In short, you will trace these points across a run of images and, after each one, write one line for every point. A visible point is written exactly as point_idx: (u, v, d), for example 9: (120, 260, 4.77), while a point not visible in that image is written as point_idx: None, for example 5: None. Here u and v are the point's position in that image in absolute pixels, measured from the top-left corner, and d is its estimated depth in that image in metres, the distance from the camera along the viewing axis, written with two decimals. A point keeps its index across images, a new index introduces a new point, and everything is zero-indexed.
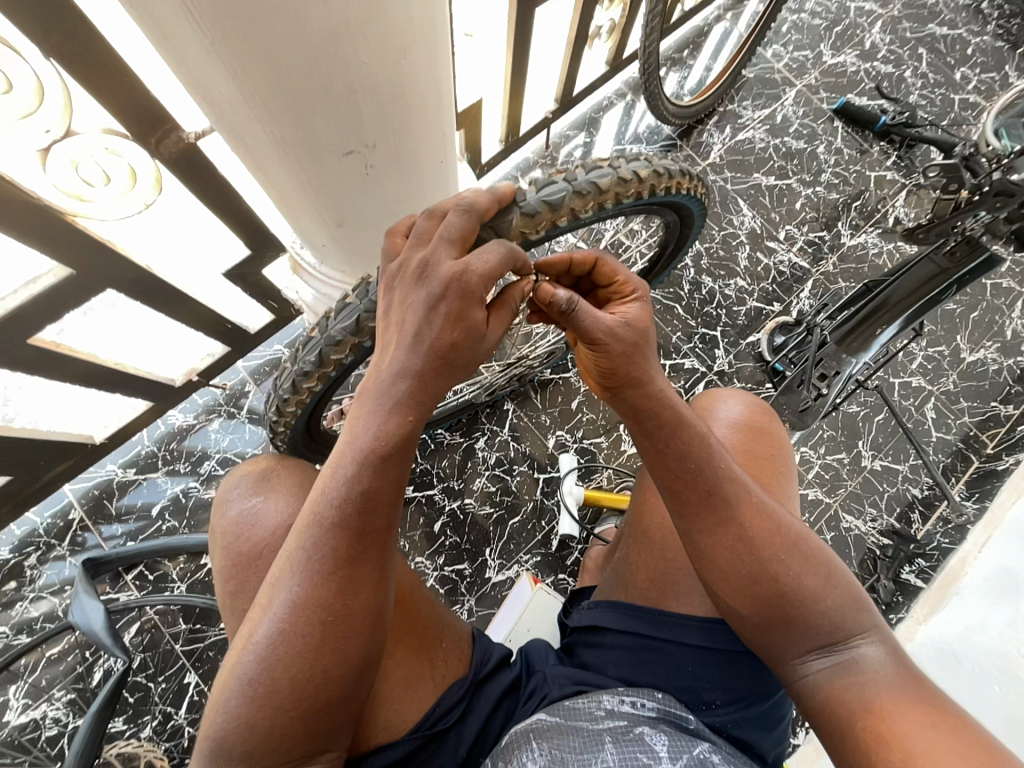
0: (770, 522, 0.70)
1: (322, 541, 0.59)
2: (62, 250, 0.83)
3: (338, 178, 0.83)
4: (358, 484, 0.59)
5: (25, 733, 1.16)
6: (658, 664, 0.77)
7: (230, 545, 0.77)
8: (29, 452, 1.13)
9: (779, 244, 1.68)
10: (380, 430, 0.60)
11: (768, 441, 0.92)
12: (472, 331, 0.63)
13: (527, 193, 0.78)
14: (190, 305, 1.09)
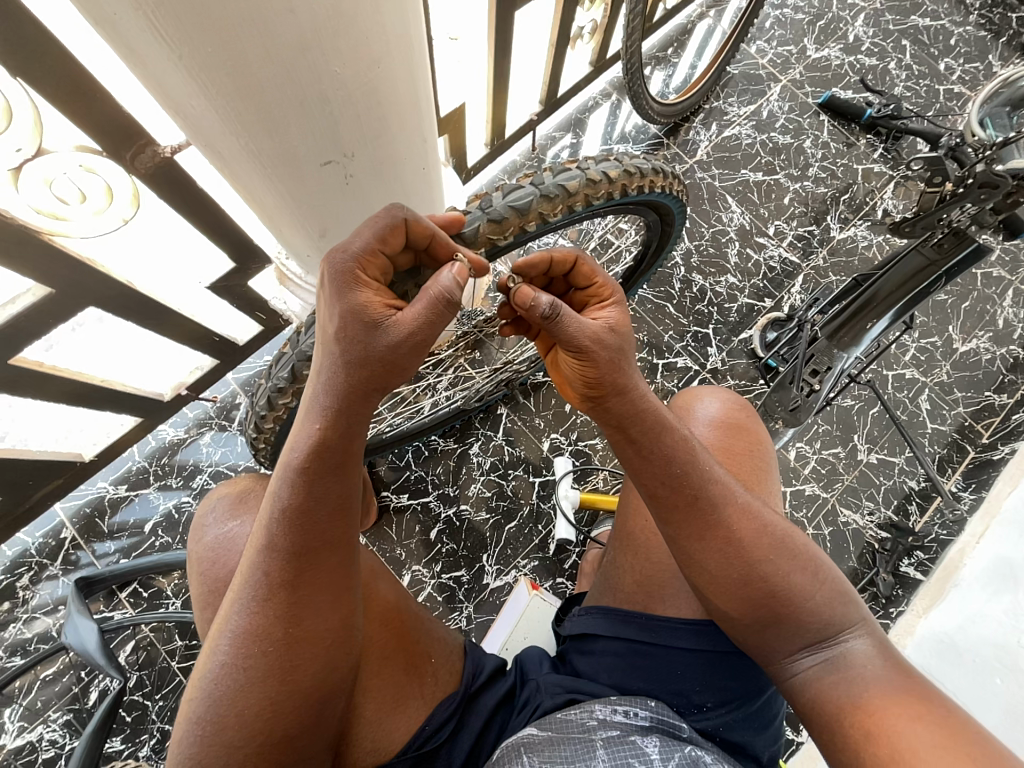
0: (756, 524, 0.70)
1: (259, 566, 0.60)
2: (41, 269, 0.82)
3: (319, 189, 0.82)
4: (282, 505, 0.60)
5: (21, 757, 1.15)
6: (647, 668, 0.77)
7: (207, 570, 0.76)
8: (15, 474, 1.12)
9: (769, 239, 1.68)
10: (300, 446, 0.60)
11: (748, 438, 0.91)
12: (360, 312, 0.60)
13: (493, 200, 0.79)
14: (174, 319, 1.08)
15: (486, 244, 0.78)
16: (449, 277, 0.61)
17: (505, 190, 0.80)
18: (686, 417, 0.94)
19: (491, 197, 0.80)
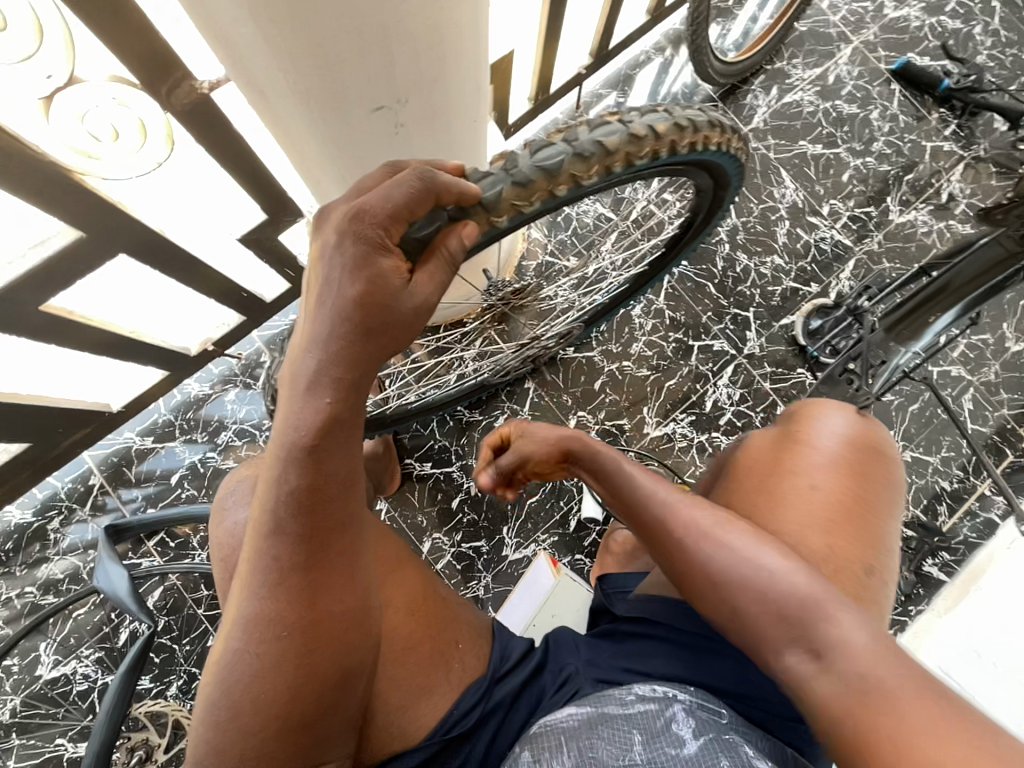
0: (688, 515, 0.71)
1: (268, 550, 0.59)
2: (68, 209, 0.77)
3: (366, 138, 0.76)
4: (289, 491, 0.57)
5: (56, 688, 1.21)
6: (688, 655, 0.76)
7: (229, 553, 0.75)
8: (44, 421, 1.10)
9: (821, 219, 1.58)
10: (300, 420, 0.57)
11: (877, 463, 0.99)
12: (383, 278, 0.55)
13: (519, 157, 0.66)
14: (202, 272, 1.03)
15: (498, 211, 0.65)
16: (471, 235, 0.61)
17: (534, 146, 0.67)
18: (816, 425, 1.01)
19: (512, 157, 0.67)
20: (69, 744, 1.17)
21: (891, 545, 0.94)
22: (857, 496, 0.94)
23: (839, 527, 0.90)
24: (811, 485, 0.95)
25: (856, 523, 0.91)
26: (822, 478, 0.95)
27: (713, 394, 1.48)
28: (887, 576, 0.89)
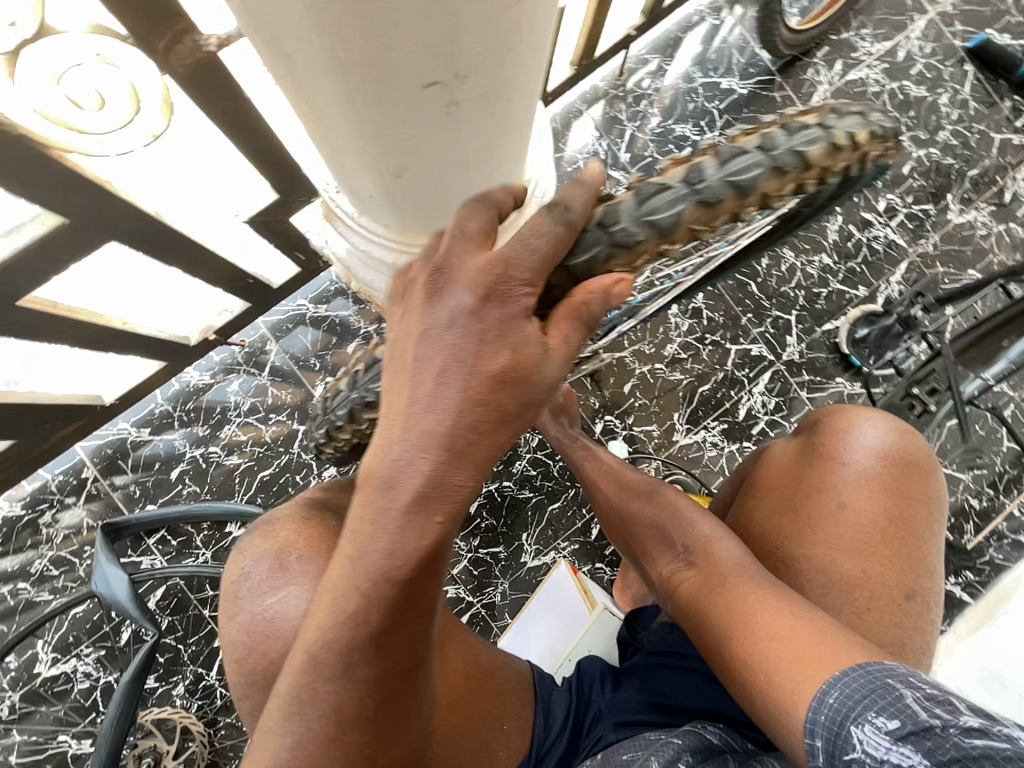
0: (672, 498, 0.96)
1: (330, 687, 0.48)
2: (48, 189, 0.69)
3: (412, 120, 0.64)
4: (364, 635, 0.47)
5: (56, 686, 1.16)
6: (709, 686, 0.79)
7: (248, 650, 0.63)
8: (34, 416, 1.03)
9: (876, 216, 1.46)
10: (395, 542, 0.46)
11: (919, 480, 0.90)
12: (521, 349, 0.49)
13: (621, 207, 0.55)
14: (205, 259, 0.94)
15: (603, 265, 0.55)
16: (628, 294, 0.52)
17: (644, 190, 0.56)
18: (850, 437, 0.92)
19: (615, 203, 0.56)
20: (71, 742, 1.13)
21: (931, 567, 0.87)
22: (894, 515, 0.87)
23: (868, 550, 0.85)
24: (844, 506, 0.87)
25: (889, 544, 0.86)
26: (855, 499, 0.88)
27: (748, 402, 1.39)
28: (917, 598, 0.84)
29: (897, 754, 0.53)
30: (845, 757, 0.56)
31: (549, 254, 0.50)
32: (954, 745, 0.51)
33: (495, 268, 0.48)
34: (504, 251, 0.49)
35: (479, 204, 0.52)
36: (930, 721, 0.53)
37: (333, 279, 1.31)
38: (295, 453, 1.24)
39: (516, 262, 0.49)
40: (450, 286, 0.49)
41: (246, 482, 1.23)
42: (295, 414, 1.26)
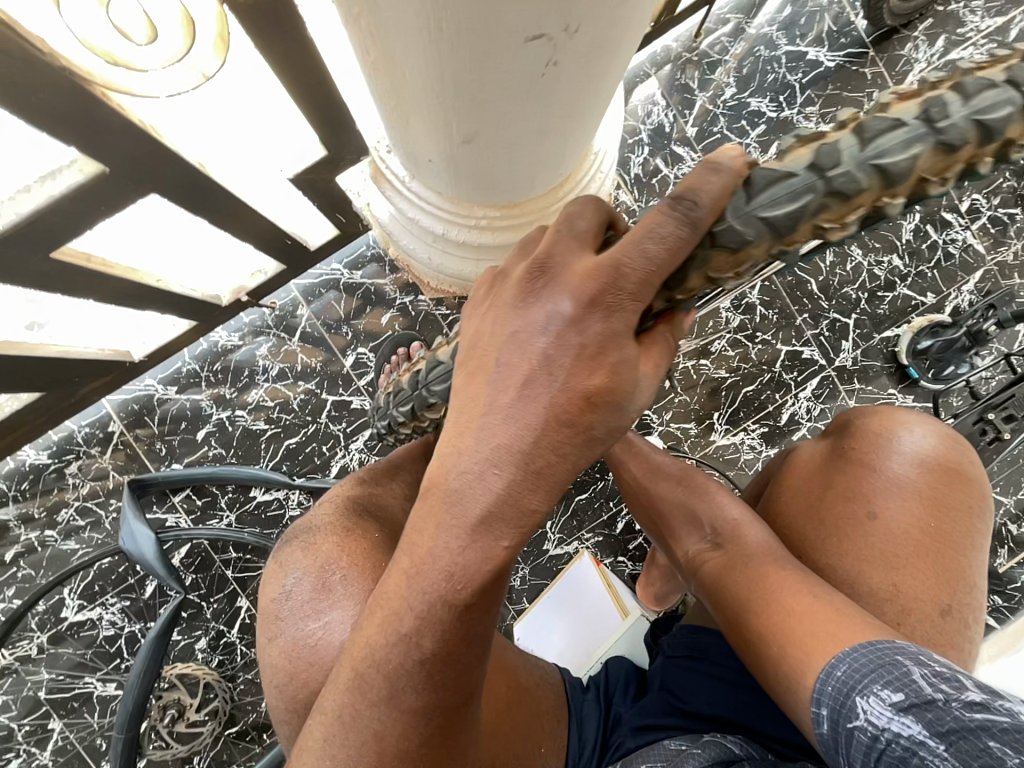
0: (700, 483, 0.82)
1: (384, 698, 0.48)
2: (89, 136, 0.64)
3: (502, 78, 0.56)
4: (415, 659, 0.47)
5: (83, 631, 1.18)
6: (732, 695, 0.71)
7: (302, 653, 0.66)
8: (62, 370, 1.01)
9: (957, 217, 1.34)
10: (457, 556, 0.45)
11: (965, 487, 0.72)
12: (621, 366, 0.46)
13: (834, 149, 0.40)
14: (244, 216, 0.90)
15: (739, 272, 0.44)
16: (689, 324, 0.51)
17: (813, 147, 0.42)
18: (889, 440, 0.74)
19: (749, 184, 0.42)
20: (97, 683, 1.16)
21: (975, 585, 0.69)
22: (942, 534, 0.69)
23: (898, 562, 0.68)
24: (874, 517, 0.71)
25: (926, 560, 0.68)
26: (890, 508, 0.71)
27: (792, 406, 1.31)
28: (956, 615, 0.67)
29: (898, 724, 0.49)
30: (845, 725, 0.51)
31: (668, 260, 0.42)
32: (954, 717, 0.47)
33: (603, 272, 0.44)
34: (611, 252, 0.43)
35: (586, 201, 0.49)
36: (932, 693, 0.49)
37: (370, 244, 1.24)
38: (322, 423, 1.21)
39: (625, 265, 0.43)
40: (549, 292, 0.46)
41: (272, 449, 1.21)
42: (323, 384, 1.22)
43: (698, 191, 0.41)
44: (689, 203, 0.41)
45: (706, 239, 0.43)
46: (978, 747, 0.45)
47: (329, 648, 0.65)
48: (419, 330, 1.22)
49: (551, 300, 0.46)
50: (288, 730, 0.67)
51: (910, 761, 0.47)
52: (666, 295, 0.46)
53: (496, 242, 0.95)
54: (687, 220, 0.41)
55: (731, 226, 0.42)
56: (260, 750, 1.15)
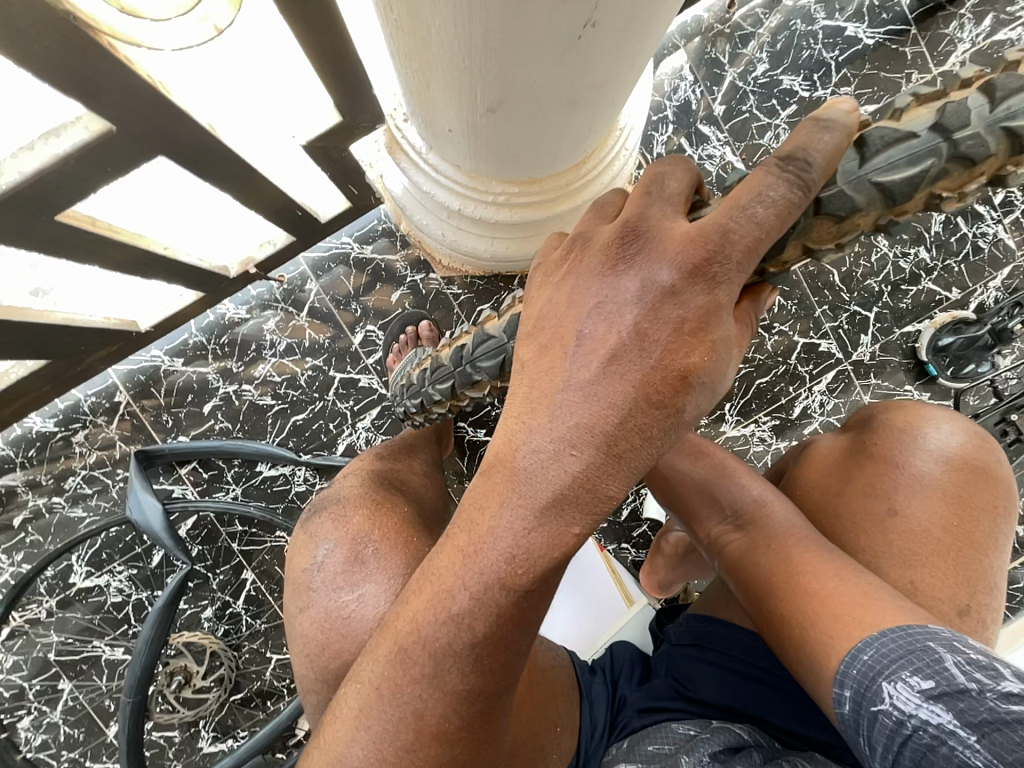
0: (723, 465, 0.80)
1: (430, 673, 0.47)
2: (93, 92, 0.61)
3: (535, 43, 0.53)
4: (465, 640, 0.46)
5: (91, 597, 1.19)
6: (741, 685, 0.71)
7: (325, 630, 0.66)
8: (69, 338, 0.99)
9: (989, 210, 1.29)
10: (520, 538, 0.44)
11: (990, 488, 0.70)
12: (714, 344, 0.43)
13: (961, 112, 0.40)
14: (254, 184, 0.87)
15: (840, 242, 0.46)
16: (769, 303, 0.51)
17: (863, 145, 0.43)
18: (914, 437, 0.73)
19: (858, 149, 0.43)
20: (105, 648, 1.18)
21: (994, 585, 0.68)
22: (966, 534, 0.68)
23: (917, 560, 0.67)
24: (894, 514, 0.69)
25: (948, 559, 0.66)
26: (911, 506, 0.69)
27: (805, 400, 1.29)
28: (974, 614, 0.65)
29: (926, 712, 0.48)
30: (869, 708, 0.50)
31: (776, 225, 0.41)
32: (989, 709, 0.46)
33: (709, 238, 0.41)
34: (716, 216, 0.41)
35: (680, 162, 0.46)
36: (966, 683, 0.47)
37: (381, 218, 1.20)
38: (329, 400, 1.20)
39: (732, 230, 0.41)
40: (645, 261, 0.44)
41: (279, 425, 1.20)
42: (331, 360, 1.20)
43: (808, 149, 0.41)
44: (801, 163, 0.40)
45: (811, 206, 0.44)
46: (1014, 740, 0.43)
47: (354, 625, 0.65)
48: (429, 308, 1.20)
49: (645, 270, 0.44)
50: (312, 701, 0.67)
51: (937, 749, 0.46)
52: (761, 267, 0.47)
53: (514, 218, 0.92)
54: (799, 182, 0.40)
55: (839, 192, 0.43)
56: (264, 717, 1.17)
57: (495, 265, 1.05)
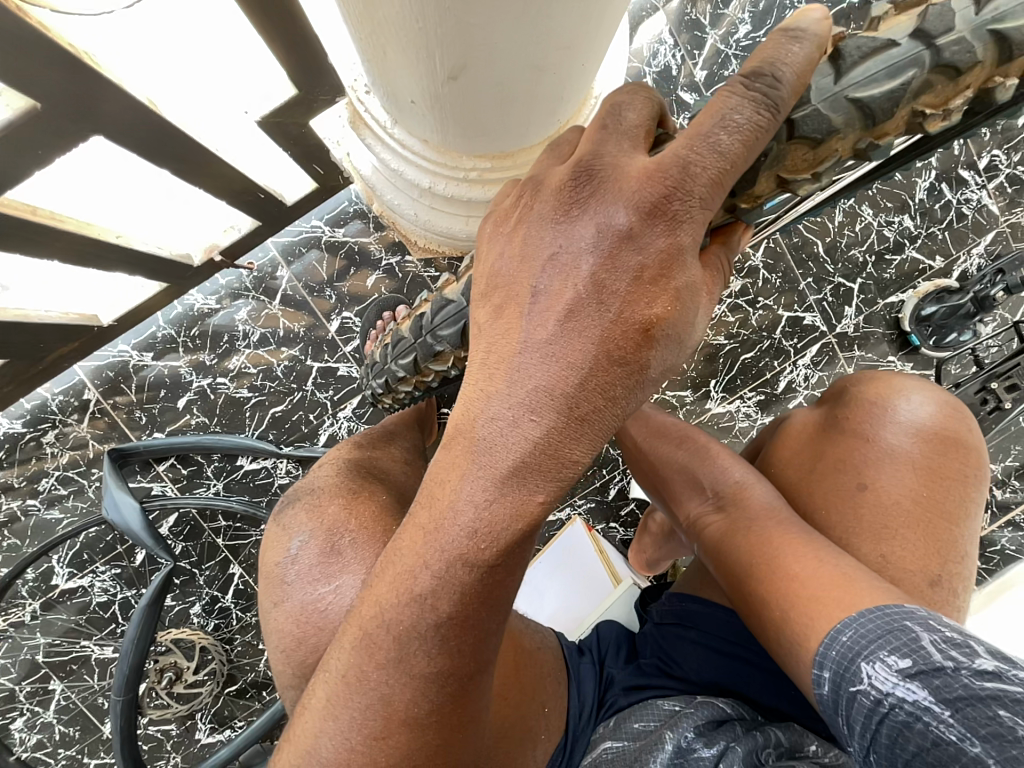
0: (700, 448, 0.80)
1: (398, 654, 0.46)
2: (14, 65, 0.56)
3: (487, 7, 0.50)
4: (429, 622, 0.45)
5: (74, 598, 1.17)
6: (724, 661, 0.72)
7: (303, 626, 0.65)
8: (26, 336, 0.95)
9: (974, 175, 1.27)
10: (482, 512, 0.43)
11: (962, 458, 0.70)
12: (678, 295, 0.41)
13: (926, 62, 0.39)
14: (208, 165, 0.82)
15: (817, 171, 0.43)
16: (743, 241, 0.48)
17: (836, 59, 0.40)
18: (886, 411, 0.72)
19: (834, 64, 0.40)
20: (94, 647, 1.17)
21: (964, 554, 0.68)
22: (937, 507, 0.68)
23: (887, 534, 0.67)
24: (865, 489, 0.69)
25: (917, 531, 0.67)
26: (882, 480, 0.69)
27: (790, 374, 1.29)
28: (945, 583, 0.66)
29: (903, 690, 0.47)
30: (848, 689, 0.50)
31: (741, 155, 0.38)
32: (963, 685, 0.46)
33: (668, 173, 0.38)
34: (676, 148, 0.38)
35: (640, 91, 0.43)
36: (942, 661, 0.47)
37: (352, 199, 1.15)
38: (308, 391, 1.17)
39: (693, 163, 0.38)
40: (599, 204, 0.41)
41: (257, 418, 1.17)
42: (308, 349, 1.16)
43: (777, 65, 0.37)
44: (769, 79, 0.37)
45: (784, 129, 0.41)
46: (986, 715, 0.44)
47: (333, 617, 0.64)
48: (407, 293, 1.16)
49: (601, 213, 0.41)
50: (293, 698, 0.67)
51: (913, 726, 0.47)
52: (731, 202, 0.44)
53: (485, 196, 0.87)
54: (766, 102, 0.37)
55: (815, 111, 0.40)
56: (260, 706, 1.18)
57: (472, 247, 1.01)
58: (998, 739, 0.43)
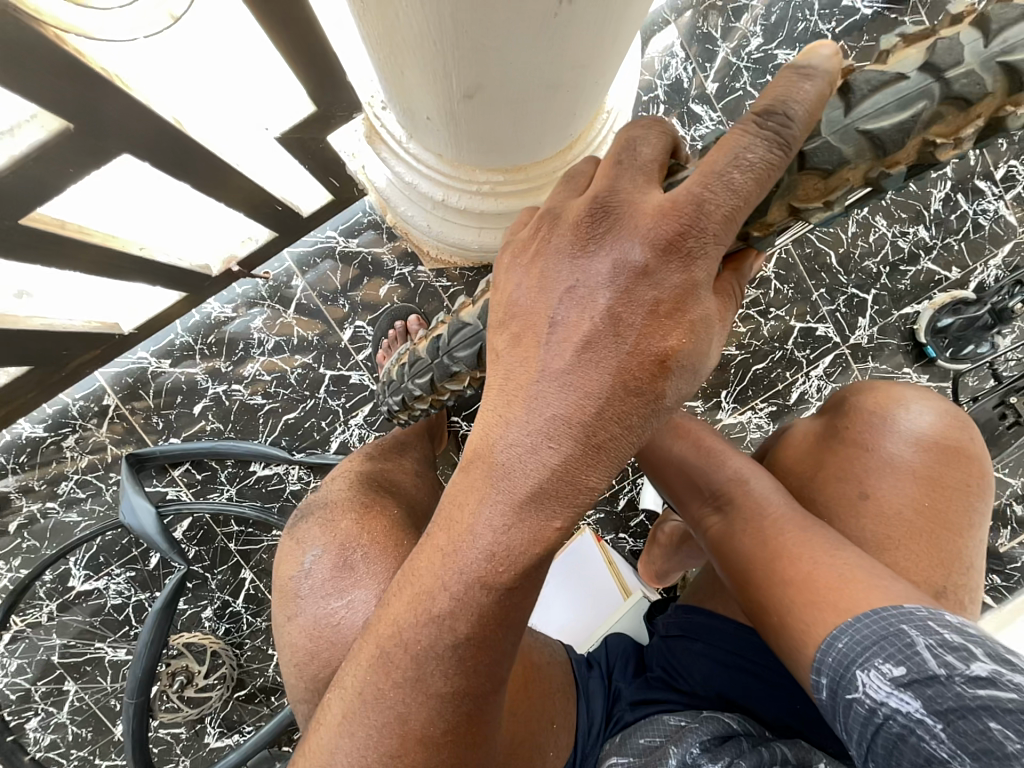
0: (701, 442, 0.76)
1: (415, 674, 0.46)
2: (50, 90, 0.59)
3: (506, 35, 0.52)
4: (447, 643, 0.45)
5: (89, 600, 1.19)
6: (730, 675, 0.71)
7: (314, 639, 0.65)
8: (49, 344, 0.98)
9: (991, 186, 1.25)
10: (499, 536, 0.43)
11: (964, 467, 0.69)
12: (695, 325, 0.41)
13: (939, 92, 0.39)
14: (228, 180, 0.84)
15: (829, 200, 0.43)
16: (756, 266, 0.49)
17: (846, 93, 0.41)
18: (886, 421, 0.71)
19: (844, 97, 0.41)
20: (108, 649, 1.19)
21: (969, 564, 0.67)
22: (939, 515, 0.67)
23: (889, 544, 0.66)
24: (865, 497, 0.69)
25: (919, 542, 0.66)
26: (881, 489, 0.68)
27: (802, 385, 1.28)
28: (950, 595, 0.65)
29: (896, 701, 0.48)
30: (843, 696, 0.50)
31: (756, 191, 0.38)
32: (955, 695, 0.46)
33: (684, 210, 0.39)
34: (690, 186, 0.38)
35: (654, 125, 0.43)
36: (936, 668, 0.47)
37: (367, 210, 1.17)
38: (320, 398, 1.18)
39: (709, 200, 0.38)
40: (618, 238, 0.42)
41: (270, 424, 1.19)
42: (320, 357, 1.18)
43: (789, 101, 0.37)
44: (782, 117, 0.37)
45: (795, 161, 0.41)
46: (977, 729, 0.44)
47: (345, 630, 0.64)
48: (419, 302, 1.17)
49: (619, 248, 0.42)
50: (304, 709, 0.67)
51: (907, 738, 0.47)
52: (743, 231, 0.45)
53: (498, 208, 0.89)
54: (779, 140, 0.37)
55: (825, 144, 0.40)
56: (268, 711, 1.19)
57: (483, 256, 1.02)
58: (986, 756, 0.43)
